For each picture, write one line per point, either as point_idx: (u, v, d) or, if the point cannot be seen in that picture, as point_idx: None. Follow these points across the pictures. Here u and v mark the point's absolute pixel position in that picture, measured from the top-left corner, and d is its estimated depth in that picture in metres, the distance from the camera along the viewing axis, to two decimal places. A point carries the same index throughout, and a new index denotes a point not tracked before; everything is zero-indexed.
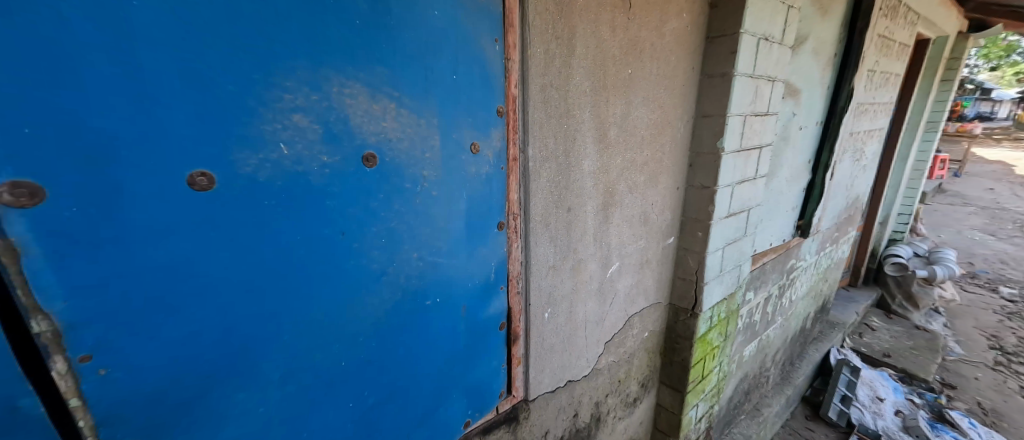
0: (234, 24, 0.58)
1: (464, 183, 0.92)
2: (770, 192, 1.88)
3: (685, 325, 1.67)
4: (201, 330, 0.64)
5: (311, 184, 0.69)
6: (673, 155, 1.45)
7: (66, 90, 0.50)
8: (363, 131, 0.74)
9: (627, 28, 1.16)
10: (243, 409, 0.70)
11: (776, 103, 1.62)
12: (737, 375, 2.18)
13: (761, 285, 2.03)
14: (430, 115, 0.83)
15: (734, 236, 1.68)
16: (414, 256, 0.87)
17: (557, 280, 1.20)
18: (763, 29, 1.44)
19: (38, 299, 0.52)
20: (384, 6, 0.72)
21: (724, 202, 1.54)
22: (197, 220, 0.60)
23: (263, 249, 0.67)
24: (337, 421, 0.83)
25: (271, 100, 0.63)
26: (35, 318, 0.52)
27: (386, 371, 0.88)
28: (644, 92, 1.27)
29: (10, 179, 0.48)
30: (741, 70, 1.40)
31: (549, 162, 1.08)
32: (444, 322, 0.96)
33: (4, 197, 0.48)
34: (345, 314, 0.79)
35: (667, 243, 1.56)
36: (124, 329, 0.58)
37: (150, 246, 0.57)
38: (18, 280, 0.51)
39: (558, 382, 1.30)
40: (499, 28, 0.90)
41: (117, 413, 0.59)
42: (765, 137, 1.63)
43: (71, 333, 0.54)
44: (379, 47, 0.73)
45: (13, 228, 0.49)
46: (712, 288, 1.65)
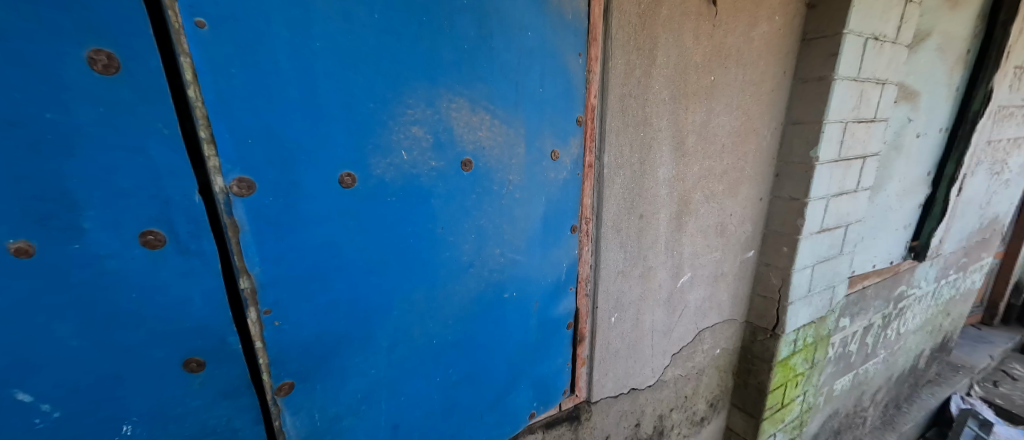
0: (376, 51, 0.70)
1: (543, 187, 0.96)
2: (874, 207, 1.69)
3: (763, 346, 1.57)
4: (336, 300, 0.75)
5: (422, 185, 0.79)
6: (758, 164, 1.37)
7: (268, 107, 0.63)
8: (463, 139, 0.82)
9: (712, 35, 1.13)
10: (359, 370, 0.81)
11: (886, 109, 1.46)
12: (825, 408, 1.96)
13: (860, 313, 1.83)
14: (519, 124, 0.89)
15: (827, 254, 1.54)
16: (496, 252, 0.93)
17: (626, 286, 1.19)
18: (874, 27, 1.31)
19: (247, 262, 0.66)
20: (486, 30, 0.80)
21: (817, 215, 1.42)
22: (341, 209, 0.72)
23: (382, 237, 0.77)
24: (428, 393, 0.91)
25: (396, 115, 0.74)
26: (243, 278, 0.66)
27: (467, 353, 0.94)
28: (727, 99, 1.22)
29: (237, 175, 0.62)
30: (842, 73, 1.28)
31: (624, 169, 1.09)
32: (518, 317, 1.01)
33: (233, 188, 0.62)
34: (437, 300, 0.87)
35: (747, 256, 1.48)
36: (293, 291, 0.71)
37: (316, 225, 0.70)
38: (236, 246, 0.65)
39: (621, 389, 1.29)
40: (582, 43, 0.93)
41: (281, 357, 0.72)
42: (871, 146, 1.48)
43: (263, 290, 0.68)
44: (480, 66, 0.81)
45: (237, 211, 0.63)
46: (797, 309, 1.53)
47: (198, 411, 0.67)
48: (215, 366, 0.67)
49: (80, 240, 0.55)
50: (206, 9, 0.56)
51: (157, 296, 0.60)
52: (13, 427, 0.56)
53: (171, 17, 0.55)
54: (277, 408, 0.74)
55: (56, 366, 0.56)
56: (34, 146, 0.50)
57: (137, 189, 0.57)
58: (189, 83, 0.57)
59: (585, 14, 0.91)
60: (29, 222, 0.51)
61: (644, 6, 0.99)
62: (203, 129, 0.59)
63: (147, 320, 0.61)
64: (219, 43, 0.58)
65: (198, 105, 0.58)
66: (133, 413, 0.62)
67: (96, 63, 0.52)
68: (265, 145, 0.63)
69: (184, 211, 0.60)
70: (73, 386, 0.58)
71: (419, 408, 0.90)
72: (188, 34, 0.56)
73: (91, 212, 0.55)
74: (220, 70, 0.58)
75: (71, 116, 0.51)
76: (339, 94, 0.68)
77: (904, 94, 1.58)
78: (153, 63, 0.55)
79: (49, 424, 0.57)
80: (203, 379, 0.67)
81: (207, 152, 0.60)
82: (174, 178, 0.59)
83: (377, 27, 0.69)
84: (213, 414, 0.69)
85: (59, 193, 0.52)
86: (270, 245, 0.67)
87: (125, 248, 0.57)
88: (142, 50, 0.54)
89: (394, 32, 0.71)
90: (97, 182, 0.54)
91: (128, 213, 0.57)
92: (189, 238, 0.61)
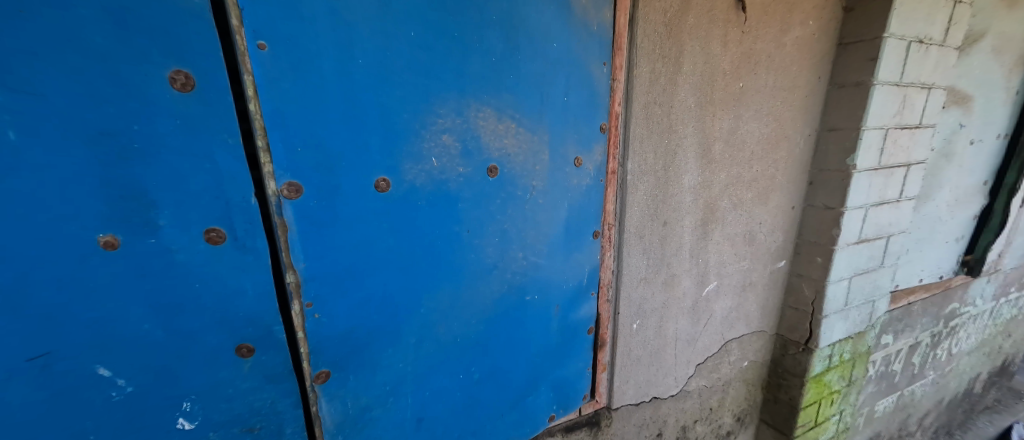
0: (411, 64, 0.72)
1: (565, 193, 0.97)
2: (920, 218, 1.60)
3: (796, 360, 1.51)
4: (369, 296, 0.77)
5: (449, 190, 0.81)
6: (790, 172, 1.34)
7: (316, 114, 0.65)
8: (489, 147, 0.84)
9: (741, 42, 1.12)
10: (388, 363, 0.83)
11: (932, 114, 1.39)
12: (865, 430, 1.86)
13: (905, 330, 1.73)
14: (543, 132, 0.90)
15: (866, 266, 1.47)
16: (519, 256, 0.94)
17: (648, 293, 1.18)
18: (918, 30, 1.25)
19: (292, 258, 0.69)
20: (514, 42, 0.82)
21: (854, 225, 1.37)
22: (376, 211, 0.74)
23: (412, 239, 0.79)
24: (451, 389, 0.92)
25: (427, 123, 0.76)
26: (289, 273, 0.69)
27: (489, 352, 0.96)
28: (756, 105, 1.20)
29: (288, 179, 0.65)
30: (882, 77, 1.24)
31: (647, 176, 1.08)
32: (538, 319, 1.02)
33: (283, 192, 0.65)
34: (461, 301, 0.89)
35: (777, 266, 1.44)
36: (331, 286, 0.73)
37: (354, 225, 0.72)
38: (283, 243, 0.67)
39: (642, 397, 1.27)
40: (607, 52, 0.94)
41: (320, 347, 0.75)
42: (915, 154, 1.41)
43: (306, 284, 0.71)
44: (508, 76, 0.83)
45: (286, 211, 0.66)
46: (831, 322, 1.47)
47: (248, 392, 0.70)
48: (263, 352, 0.70)
49: (156, 236, 0.59)
50: (268, 33, 0.60)
51: (216, 290, 0.64)
52: (92, 399, 0.61)
53: (238, 40, 0.58)
54: (315, 395, 0.76)
55: (130, 349, 0.61)
56: (122, 153, 0.55)
57: (204, 191, 0.60)
58: (251, 98, 0.61)
59: (609, 24, 0.93)
60: (114, 218, 0.56)
61: (670, 15, 1.00)
62: (261, 138, 0.62)
63: (209, 312, 0.64)
64: (277, 62, 0.61)
65: (258, 118, 0.62)
66: (192, 392, 0.66)
67: (175, 82, 0.56)
68: (314, 151, 0.66)
69: (242, 211, 0.63)
70: (144, 367, 0.62)
71: (442, 403, 0.92)
72: (251, 55, 0.60)
73: (165, 212, 0.59)
74: (276, 85, 0.62)
75: (152, 127, 0.56)
76: (377, 103, 0.70)
77: (954, 99, 1.49)
78: (222, 81, 0.59)
79: (123, 397, 0.62)
80: (252, 363, 0.69)
81: (262, 159, 0.63)
82: (235, 182, 0.62)
83: (413, 42, 0.72)
84: (258, 396, 0.71)
85: (140, 194, 0.57)
86: (313, 243, 0.70)
87: (192, 245, 0.61)
88: (212, 68, 0.58)
89: (428, 46, 0.73)
90: (171, 184, 0.58)
91: (196, 212, 0.60)
92: (245, 237, 0.64)
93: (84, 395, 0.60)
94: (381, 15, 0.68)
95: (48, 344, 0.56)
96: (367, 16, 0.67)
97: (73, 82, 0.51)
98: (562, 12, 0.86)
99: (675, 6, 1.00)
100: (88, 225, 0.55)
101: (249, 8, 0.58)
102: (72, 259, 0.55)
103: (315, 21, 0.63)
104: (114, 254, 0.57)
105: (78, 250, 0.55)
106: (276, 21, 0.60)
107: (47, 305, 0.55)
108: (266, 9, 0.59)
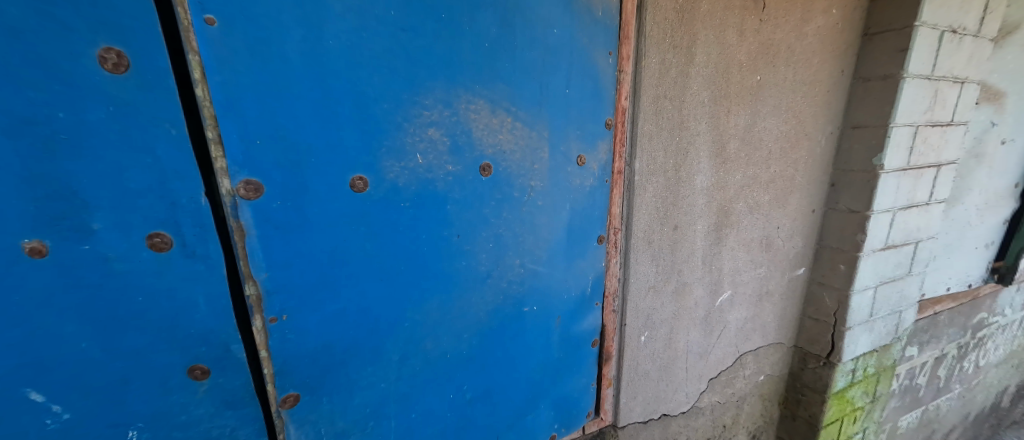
0: (391, 48, 0.64)
1: (567, 195, 0.89)
2: (949, 222, 1.50)
3: (816, 375, 1.41)
4: (346, 308, 0.69)
5: (437, 190, 0.73)
6: (810, 173, 1.25)
7: (278, 103, 0.58)
8: (482, 142, 0.76)
9: (758, 31, 1.03)
10: (368, 383, 0.75)
11: (965, 110, 1.29)
12: None
13: (931, 342, 1.63)
14: (542, 127, 0.82)
15: (892, 274, 1.37)
16: (516, 263, 0.86)
17: (658, 303, 1.10)
18: (951, 18, 1.16)
19: (252, 267, 0.61)
20: (509, 26, 0.74)
21: (880, 230, 1.27)
22: (351, 214, 0.66)
23: (394, 245, 0.71)
24: (440, 410, 0.84)
25: (411, 116, 0.68)
26: (248, 284, 0.61)
27: (484, 369, 0.88)
28: (775, 100, 1.11)
29: (245, 176, 0.57)
30: (913, 70, 1.14)
31: (657, 176, 1.00)
32: (539, 333, 0.94)
33: (239, 191, 0.57)
34: (451, 313, 0.80)
35: (796, 274, 1.34)
36: (300, 298, 0.65)
37: (325, 228, 0.65)
38: (241, 250, 0.59)
39: (651, 414, 1.18)
40: (612, 41, 0.86)
41: (287, 367, 0.67)
42: (947, 153, 1.31)
43: (270, 296, 0.63)
44: (502, 65, 0.75)
45: (243, 213, 0.58)
46: (855, 334, 1.38)
47: (203, 419, 0.62)
48: (219, 373, 0.62)
49: (89, 241, 0.51)
50: (217, 6, 0.52)
51: (164, 301, 0.56)
52: (23, 428, 0.53)
53: (180, 14, 0.51)
54: (282, 421, 0.68)
55: (64, 371, 0.53)
56: (47, 146, 0.48)
57: (146, 189, 0.53)
58: (198, 81, 0.53)
59: (615, 10, 0.85)
60: (41, 221, 0.49)
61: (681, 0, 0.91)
62: (211, 129, 0.55)
63: (156, 326, 0.57)
64: (230, 42, 0.54)
65: (206, 105, 0.54)
66: (138, 419, 0.58)
67: (106, 62, 0.48)
68: (276, 146, 0.59)
69: (191, 213, 0.56)
70: (81, 390, 0.55)
71: (431, 425, 0.84)
72: (197, 32, 0.52)
73: (99, 213, 0.51)
74: (229, 68, 0.54)
75: (81, 114, 0.48)
76: (351, 92, 0.62)
77: (987, 95, 1.39)
78: (162, 62, 0.51)
79: (59, 425, 0.54)
80: (208, 386, 0.62)
81: (214, 153, 0.55)
82: (181, 179, 0.54)
83: (392, 23, 0.64)
84: (217, 423, 0.64)
85: (69, 193, 0.49)
86: (278, 250, 0.62)
87: (133, 251, 0.53)
88: (150, 47, 0.50)
89: (411, 29, 0.65)
90: (106, 181, 0.51)
91: (136, 213, 0.53)
92: (195, 242, 0.56)
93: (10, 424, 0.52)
94: None
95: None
96: None
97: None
98: None
99: None
100: (9, 230, 0.48)
101: None
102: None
103: None
104: (42, 263, 0.49)
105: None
106: None
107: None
108: None
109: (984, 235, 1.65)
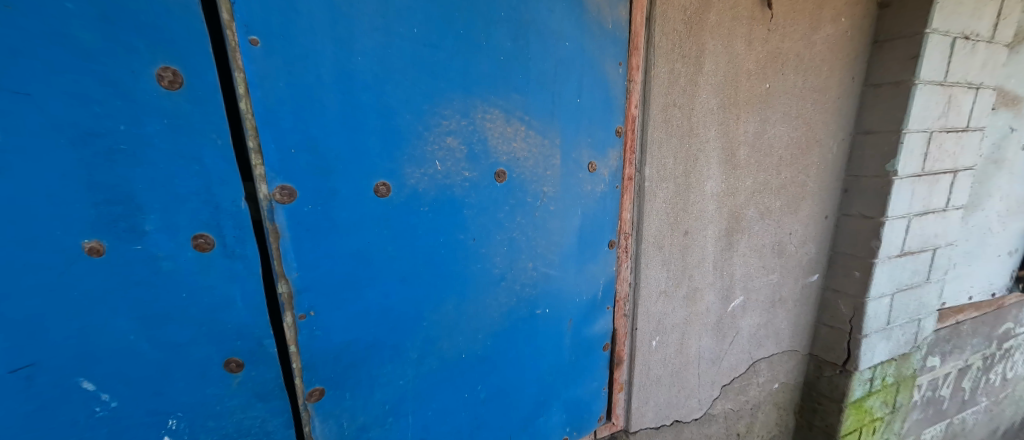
0: (413, 62, 0.69)
1: (578, 199, 0.91)
2: (968, 230, 1.48)
3: (832, 383, 1.40)
4: (368, 307, 0.73)
5: (454, 196, 0.76)
6: (823, 179, 1.25)
7: (310, 115, 0.62)
8: (497, 150, 0.79)
9: (767, 40, 1.05)
10: (388, 381, 0.78)
11: (981, 116, 1.28)
12: None
13: (953, 352, 1.59)
14: (554, 135, 0.85)
15: (910, 281, 1.36)
16: (529, 266, 0.88)
17: (669, 308, 1.11)
18: (963, 25, 1.16)
19: (285, 267, 0.65)
20: (523, 40, 0.78)
21: (896, 236, 1.27)
22: (374, 217, 0.70)
23: (414, 247, 0.74)
24: (456, 408, 0.87)
25: (430, 125, 0.72)
26: (281, 283, 0.65)
27: (497, 369, 0.90)
28: (785, 107, 1.13)
29: (280, 182, 0.62)
30: (925, 76, 1.15)
31: (667, 182, 1.01)
32: (550, 335, 0.96)
33: (275, 196, 0.62)
34: (466, 314, 0.83)
35: (810, 280, 1.34)
36: (327, 297, 0.69)
37: (351, 231, 0.68)
38: (275, 251, 0.63)
39: (663, 420, 1.19)
40: (623, 52, 0.89)
41: (314, 363, 0.70)
42: (963, 159, 1.30)
43: (300, 295, 0.66)
44: (517, 77, 0.78)
45: (278, 216, 0.63)
46: (872, 342, 1.36)
47: (235, 411, 0.66)
48: (252, 367, 0.66)
49: (142, 242, 0.56)
50: (260, 27, 0.57)
51: (205, 298, 0.61)
52: (76, 415, 0.57)
53: (228, 35, 0.56)
54: (307, 414, 0.72)
55: (114, 361, 0.57)
56: (108, 154, 0.52)
57: (192, 194, 0.57)
58: (242, 96, 0.58)
59: (625, 22, 0.88)
60: (100, 222, 0.53)
61: (690, 12, 0.94)
62: (252, 139, 0.59)
63: (197, 322, 0.61)
64: (270, 60, 0.58)
65: (248, 117, 0.58)
66: (178, 408, 0.62)
67: (162, 79, 0.53)
68: (308, 154, 0.63)
69: (231, 215, 0.60)
70: (129, 380, 0.59)
71: (446, 423, 0.86)
72: (242, 51, 0.57)
73: (151, 216, 0.56)
74: (268, 83, 0.59)
75: (139, 127, 0.53)
76: (376, 104, 0.67)
77: (1004, 100, 1.38)
78: (211, 78, 0.56)
79: (107, 413, 0.58)
80: (242, 379, 0.65)
81: (254, 161, 0.60)
82: (224, 185, 0.59)
83: (415, 40, 0.68)
84: (249, 414, 0.67)
85: (126, 197, 0.54)
86: (307, 251, 0.66)
87: (178, 251, 0.58)
88: (201, 65, 0.55)
89: (432, 44, 0.70)
90: (158, 187, 0.55)
91: (183, 216, 0.57)
92: (235, 243, 0.61)
93: (64, 411, 0.56)
94: (381, 11, 0.64)
95: (31, 355, 0.53)
96: (366, 12, 0.63)
97: (55, 79, 0.49)
98: (574, 10, 0.82)
99: (695, 3, 0.94)
100: (70, 231, 0.52)
101: (240, 2, 0.55)
102: (54, 266, 0.52)
103: (310, 16, 0.60)
104: (98, 261, 0.54)
105: (61, 255, 0.52)
106: (268, 16, 0.57)
107: (29, 313, 0.52)
108: (259, 3, 0.56)
109: (1006, 243, 1.61)
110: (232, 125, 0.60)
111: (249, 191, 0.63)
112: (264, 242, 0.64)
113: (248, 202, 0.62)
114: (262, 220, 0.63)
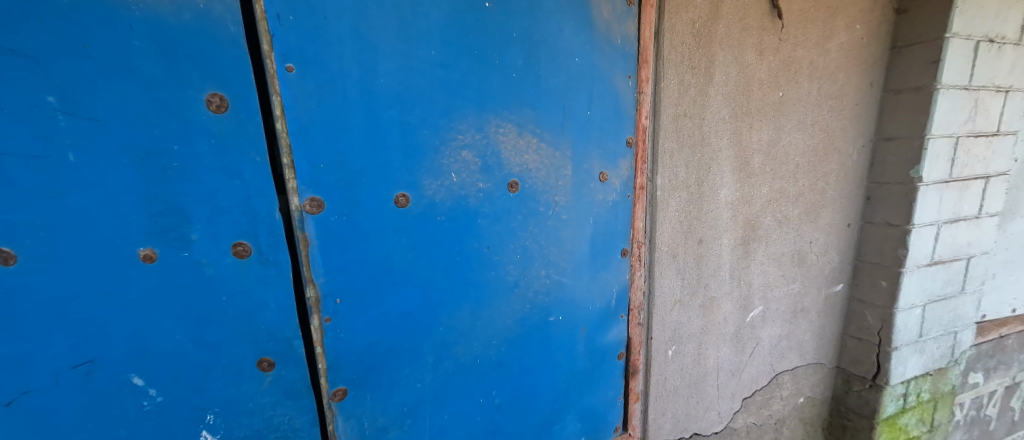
0: (431, 82, 0.74)
1: (590, 209, 0.93)
2: (1007, 238, 1.41)
3: (862, 398, 1.34)
4: (389, 311, 0.77)
5: (469, 206, 0.80)
6: (844, 187, 1.23)
7: (337, 132, 0.68)
8: (510, 162, 0.83)
9: (778, 49, 1.06)
10: (406, 383, 0.81)
11: (1012, 120, 1.24)
12: None
13: (998, 368, 1.51)
14: (566, 147, 0.88)
15: (943, 292, 1.30)
16: (542, 274, 0.91)
17: (684, 317, 1.11)
18: (987, 28, 1.14)
19: (313, 272, 0.69)
20: (534, 58, 0.81)
21: (924, 245, 1.23)
22: (394, 227, 0.74)
23: (431, 255, 0.78)
24: (471, 413, 0.89)
25: (447, 139, 0.76)
26: (309, 287, 0.70)
27: (512, 375, 0.92)
28: (799, 115, 1.12)
29: (310, 194, 0.67)
30: (948, 81, 1.12)
31: (680, 190, 1.03)
32: (564, 343, 0.97)
33: (306, 207, 0.67)
34: (481, 320, 0.86)
35: (834, 290, 1.31)
36: (351, 301, 0.73)
37: (372, 239, 0.73)
38: (304, 257, 0.68)
39: (681, 431, 1.17)
40: (632, 65, 0.92)
41: (339, 363, 0.74)
42: (995, 163, 1.25)
43: (326, 299, 0.71)
44: (529, 92, 0.82)
45: (308, 226, 0.68)
46: (903, 355, 1.31)
47: (266, 407, 0.71)
48: (282, 366, 0.71)
49: (188, 249, 0.62)
50: (295, 55, 0.63)
51: (242, 301, 0.66)
52: (126, 407, 0.63)
53: (268, 64, 0.62)
54: (331, 413, 0.75)
55: (161, 358, 0.63)
56: (163, 171, 0.59)
57: (233, 206, 0.63)
58: (278, 117, 0.64)
59: (634, 37, 0.91)
60: (154, 231, 0.60)
61: (698, 25, 0.97)
62: (286, 156, 0.65)
63: (234, 323, 0.66)
64: (303, 83, 0.64)
65: (283, 136, 0.64)
66: (215, 404, 0.67)
67: (210, 104, 0.60)
68: (336, 168, 0.68)
69: (267, 224, 0.66)
70: (173, 376, 0.64)
71: (462, 428, 0.88)
72: (280, 78, 0.63)
73: (197, 226, 0.62)
74: (302, 105, 0.65)
75: (189, 147, 0.60)
76: (396, 121, 0.72)
77: None
78: (253, 103, 0.63)
79: (154, 407, 0.64)
80: (273, 377, 0.70)
81: (288, 175, 0.66)
82: (261, 197, 0.65)
83: (433, 61, 0.73)
84: (278, 411, 0.72)
85: (177, 209, 0.61)
86: (334, 257, 0.70)
87: (220, 257, 0.64)
88: (244, 91, 0.62)
89: (448, 64, 0.74)
90: (204, 199, 0.62)
91: (225, 225, 0.63)
92: (269, 250, 0.66)
93: (117, 403, 0.62)
94: (402, 37, 0.70)
95: (92, 352, 0.60)
96: (389, 38, 0.69)
97: (122, 107, 0.56)
98: (584, 27, 0.85)
99: (704, 16, 0.97)
100: (129, 239, 0.59)
101: (279, 34, 0.62)
102: (115, 270, 0.59)
103: (339, 43, 0.66)
104: (152, 267, 0.60)
105: (121, 261, 0.59)
106: (302, 45, 0.63)
107: (92, 314, 0.59)
108: (294, 33, 0.63)
109: None
110: (269, 143, 0.66)
111: (283, 203, 0.68)
112: (295, 249, 0.69)
113: (281, 213, 0.68)
114: (293, 229, 0.68)
